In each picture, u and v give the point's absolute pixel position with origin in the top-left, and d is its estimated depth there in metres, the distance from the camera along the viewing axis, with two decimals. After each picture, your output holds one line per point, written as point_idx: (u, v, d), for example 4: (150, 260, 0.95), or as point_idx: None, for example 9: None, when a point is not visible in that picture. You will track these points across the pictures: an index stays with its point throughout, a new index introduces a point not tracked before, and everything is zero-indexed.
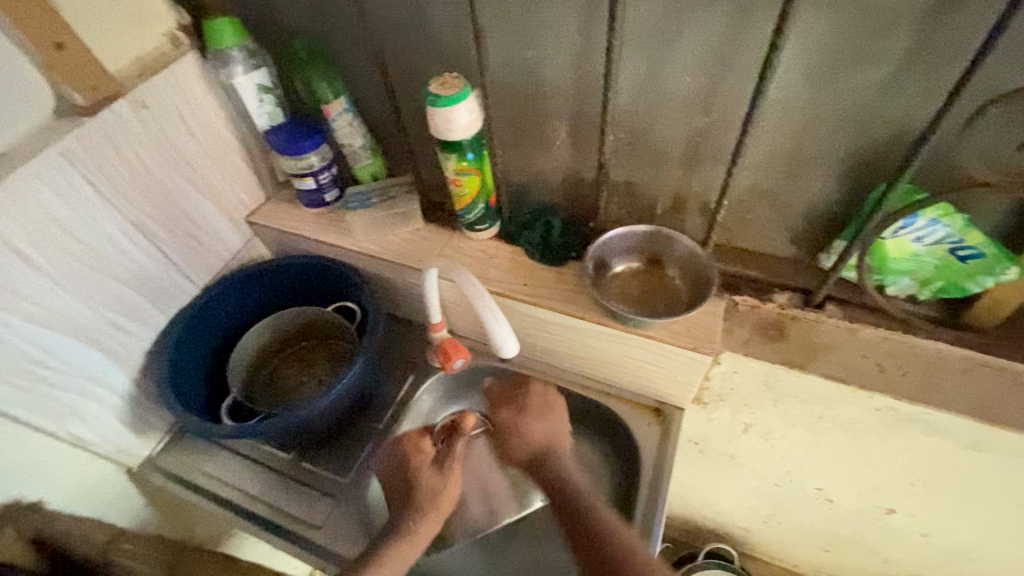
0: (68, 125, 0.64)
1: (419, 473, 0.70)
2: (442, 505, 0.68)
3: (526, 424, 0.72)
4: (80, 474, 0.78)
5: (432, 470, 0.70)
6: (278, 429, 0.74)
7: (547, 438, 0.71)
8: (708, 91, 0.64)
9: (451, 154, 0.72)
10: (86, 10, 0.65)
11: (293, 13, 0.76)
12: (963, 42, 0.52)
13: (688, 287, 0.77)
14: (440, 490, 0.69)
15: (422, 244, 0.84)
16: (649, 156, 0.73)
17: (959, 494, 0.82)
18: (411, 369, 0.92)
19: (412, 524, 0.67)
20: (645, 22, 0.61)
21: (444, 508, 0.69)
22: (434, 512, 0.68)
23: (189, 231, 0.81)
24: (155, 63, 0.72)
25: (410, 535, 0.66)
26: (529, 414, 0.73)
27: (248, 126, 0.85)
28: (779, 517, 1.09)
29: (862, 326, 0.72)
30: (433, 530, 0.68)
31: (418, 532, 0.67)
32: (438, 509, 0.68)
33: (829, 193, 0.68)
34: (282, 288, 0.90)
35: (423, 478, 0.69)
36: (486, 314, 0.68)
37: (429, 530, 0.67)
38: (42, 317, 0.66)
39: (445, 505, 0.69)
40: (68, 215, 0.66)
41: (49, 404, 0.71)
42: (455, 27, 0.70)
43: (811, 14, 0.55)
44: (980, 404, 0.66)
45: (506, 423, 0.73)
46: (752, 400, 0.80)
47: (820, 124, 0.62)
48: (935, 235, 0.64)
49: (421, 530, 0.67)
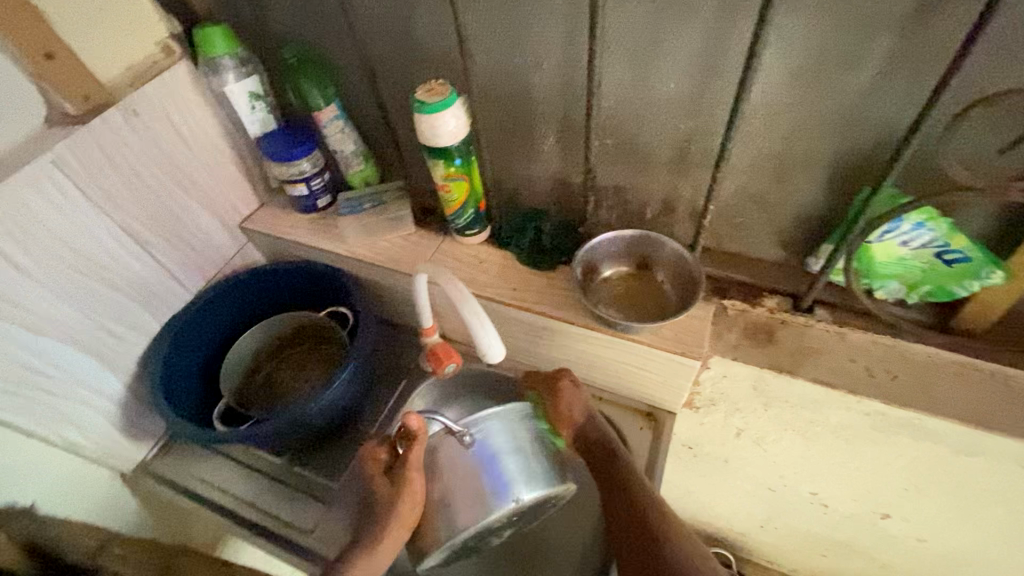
0: (60, 134, 0.65)
1: (376, 484, 0.70)
2: (403, 514, 0.66)
3: (568, 401, 0.72)
4: (73, 479, 0.79)
5: (388, 479, 0.70)
6: (269, 433, 0.75)
7: (592, 414, 0.73)
8: (693, 96, 0.64)
9: (438, 160, 0.73)
10: (76, 20, 0.66)
11: (282, 21, 0.77)
12: (944, 46, 0.52)
13: (677, 292, 0.77)
14: (393, 501, 0.67)
15: (413, 249, 0.85)
16: (636, 160, 0.73)
17: (954, 499, 0.81)
18: (404, 375, 0.92)
19: (375, 536, 0.67)
20: (630, 27, 0.61)
21: (409, 516, 0.67)
22: (396, 522, 0.66)
23: (181, 238, 0.82)
24: (146, 71, 0.73)
25: (371, 547, 0.68)
26: (571, 399, 0.72)
27: (241, 133, 0.86)
28: (776, 522, 1.08)
29: (851, 330, 0.72)
30: (399, 538, 0.68)
31: (380, 544, 0.67)
32: (396, 520, 0.66)
33: (816, 197, 0.68)
34: (275, 293, 0.91)
35: (379, 487, 0.69)
36: (473, 321, 0.68)
37: (391, 540, 0.67)
38: (35, 324, 0.67)
39: (405, 512, 0.66)
40: (60, 223, 0.66)
41: (43, 410, 0.71)
42: (441, 34, 0.70)
43: (793, 17, 0.55)
44: (970, 408, 0.65)
45: (561, 403, 0.72)
46: (743, 405, 0.80)
47: (804, 128, 0.62)
48: (921, 238, 0.64)
49: (383, 541, 0.67)
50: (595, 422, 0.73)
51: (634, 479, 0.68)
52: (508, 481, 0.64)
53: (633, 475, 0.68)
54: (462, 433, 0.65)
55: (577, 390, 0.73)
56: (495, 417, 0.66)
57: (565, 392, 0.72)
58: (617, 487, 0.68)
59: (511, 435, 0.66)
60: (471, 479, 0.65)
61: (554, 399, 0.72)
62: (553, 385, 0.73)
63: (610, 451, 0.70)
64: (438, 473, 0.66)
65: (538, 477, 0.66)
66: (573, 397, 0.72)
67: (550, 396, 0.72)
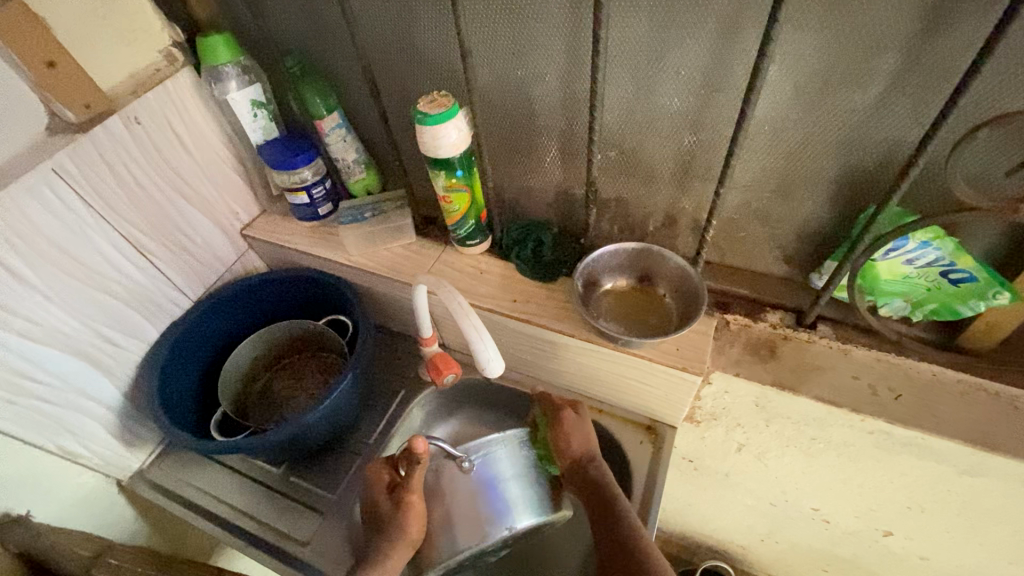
0: (60, 142, 0.65)
1: (378, 504, 0.68)
2: (409, 535, 0.66)
3: (570, 434, 0.71)
4: (68, 488, 0.78)
5: (391, 498, 0.68)
6: (266, 445, 0.74)
7: (592, 451, 0.70)
8: (697, 111, 0.64)
9: (440, 171, 0.72)
10: (78, 29, 0.65)
11: (286, 30, 0.77)
12: (952, 66, 0.51)
13: (678, 305, 0.76)
14: (400, 524, 0.66)
15: (413, 258, 0.84)
16: (639, 173, 0.73)
17: (957, 518, 0.80)
18: (402, 383, 0.92)
19: (379, 556, 0.65)
20: (633, 41, 0.60)
21: (415, 535, 0.67)
22: (402, 542, 0.66)
23: (182, 246, 0.81)
24: (149, 80, 0.73)
25: (379, 566, 0.65)
26: (573, 428, 0.71)
27: (242, 140, 0.86)
28: (777, 537, 1.07)
29: (855, 347, 0.71)
30: (403, 559, 0.66)
31: (387, 564, 0.66)
32: (400, 543, 0.66)
33: (820, 213, 0.68)
34: (274, 300, 0.91)
35: (383, 505, 0.68)
36: (473, 334, 0.68)
37: (397, 561, 0.66)
38: (32, 332, 0.67)
39: (411, 532, 0.66)
40: (60, 231, 0.66)
41: (41, 418, 0.71)
42: (443, 44, 0.70)
43: (797, 36, 0.54)
44: (976, 428, 0.64)
45: (561, 431, 0.71)
46: (744, 420, 0.79)
47: (809, 143, 0.61)
48: (926, 257, 0.63)
49: (387, 564, 0.66)
50: (595, 459, 0.70)
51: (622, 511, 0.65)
52: (507, 506, 0.67)
53: (618, 507, 0.65)
54: (464, 458, 0.67)
55: (580, 420, 0.72)
56: (498, 442, 0.68)
57: (565, 423, 0.72)
58: (611, 530, 0.64)
59: (513, 460, 0.68)
60: (472, 500, 0.67)
61: (556, 428, 0.71)
62: (554, 413, 0.73)
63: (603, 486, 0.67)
64: (441, 494, 0.68)
65: (535, 505, 0.68)
66: (575, 427, 0.71)
67: (551, 423, 0.72)
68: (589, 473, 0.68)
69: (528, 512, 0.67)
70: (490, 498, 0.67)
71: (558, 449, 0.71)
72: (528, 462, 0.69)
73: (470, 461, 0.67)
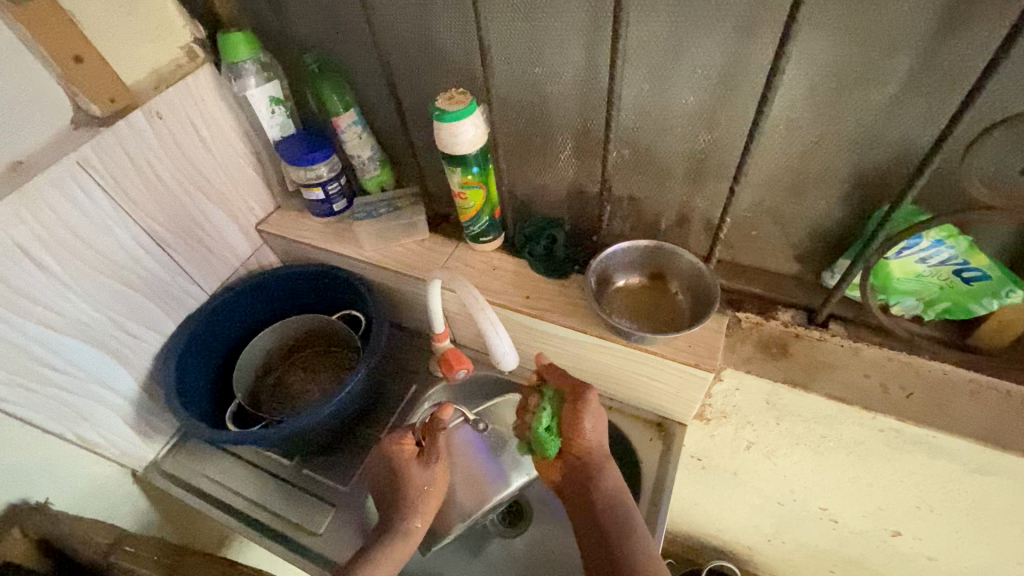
0: (86, 135, 0.66)
1: (409, 467, 0.72)
2: (432, 500, 0.72)
3: (586, 423, 0.69)
4: (85, 476, 0.79)
5: (419, 466, 0.72)
6: (281, 436, 0.74)
7: (600, 440, 0.70)
8: (712, 109, 0.64)
9: (456, 167, 0.73)
10: (101, 23, 0.66)
11: (305, 27, 0.78)
12: (969, 65, 0.52)
13: (690, 303, 0.77)
14: (427, 489, 0.72)
15: (426, 254, 0.85)
16: (653, 171, 0.74)
17: (966, 518, 0.80)
18: (413, 378, 0.93)
19: (405, 528, 0.70)
20: (650, 40, 0.61)
21: (433, 505, 0.72)
22: (425, 511, 0.71)
23: (198, 239, 0.82)
24: (170, 75, 0.74)
25: (407, 532, 0.70)
26: (594, 416, 0.69)
27: (259, 136, 0.87)
28: (784, 537, 1.07)
29: (867, 346, 0.71)
30: (424, 527, 0.72)
31: (414, 530, 0.71)
32: (427, 507, 0.71)
33: (834, 211, 0.68)
34: (290, 295, 0.92)
35: (415, 476, 0.72)
36: (489, 329, 0.70)
37: (421, 527, 0.71)
38: (54, 322, 0.68)
39: (433, 497, 0.72)
40: (81, 222, 0.67)
41: (59, 407, 0.72)
42: (461, 42, 0.71)
43: (814, 34, 0.55)
44: (987, 426, 0.65)
45: (585, 421, 0.69)
46: (755, 417, 0.80)
47: (824, 141, 0.62)
48: (940, 256, 0.63)
49: (415, 528, 0.71)
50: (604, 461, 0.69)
51: (624, 505, 0.67)
52: (499, 466, 0.82)
53: (611, 521, 0.66)
54: (480, 421, 0.82)
55: (599, 416, 0.69)
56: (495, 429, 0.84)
57: (586, 405, 0.69)
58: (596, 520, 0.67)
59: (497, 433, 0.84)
60: (471, 462, 0.82)
61: (580, 416, 0.68)
62: (582, 402, 0.69)
63: (592, 464, 0.69)
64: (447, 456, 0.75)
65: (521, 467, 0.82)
66: (593, 415, 0.69)
67: (573, 407, 0.69)
68: (591, 464, 0.69)
69: (519, 471, 0.82)
70: (484, 461, 0.82)
71: (569, 432, 0.70)
72: (510, 431, 0.84)
73: (481, 422, 0.82)
